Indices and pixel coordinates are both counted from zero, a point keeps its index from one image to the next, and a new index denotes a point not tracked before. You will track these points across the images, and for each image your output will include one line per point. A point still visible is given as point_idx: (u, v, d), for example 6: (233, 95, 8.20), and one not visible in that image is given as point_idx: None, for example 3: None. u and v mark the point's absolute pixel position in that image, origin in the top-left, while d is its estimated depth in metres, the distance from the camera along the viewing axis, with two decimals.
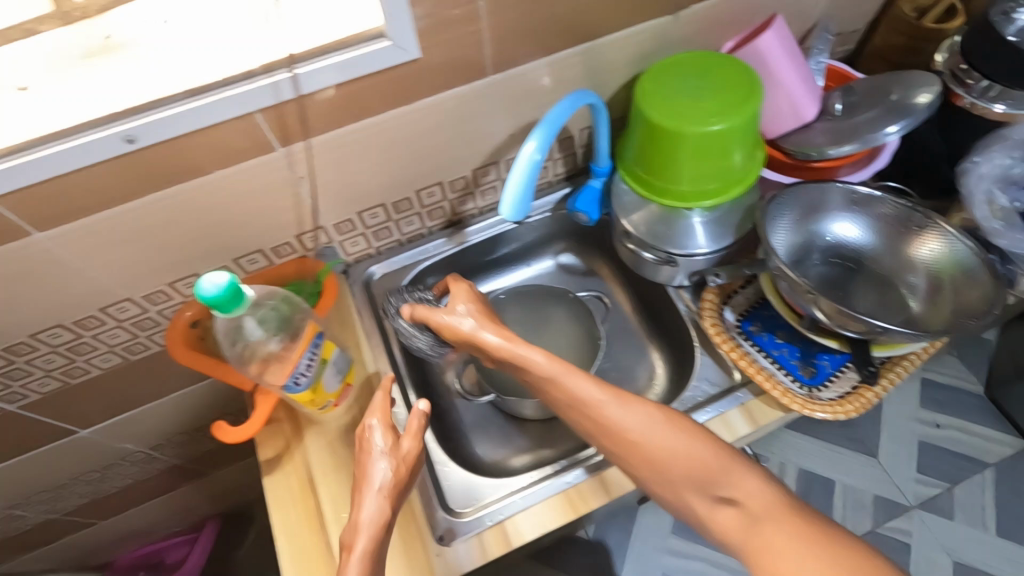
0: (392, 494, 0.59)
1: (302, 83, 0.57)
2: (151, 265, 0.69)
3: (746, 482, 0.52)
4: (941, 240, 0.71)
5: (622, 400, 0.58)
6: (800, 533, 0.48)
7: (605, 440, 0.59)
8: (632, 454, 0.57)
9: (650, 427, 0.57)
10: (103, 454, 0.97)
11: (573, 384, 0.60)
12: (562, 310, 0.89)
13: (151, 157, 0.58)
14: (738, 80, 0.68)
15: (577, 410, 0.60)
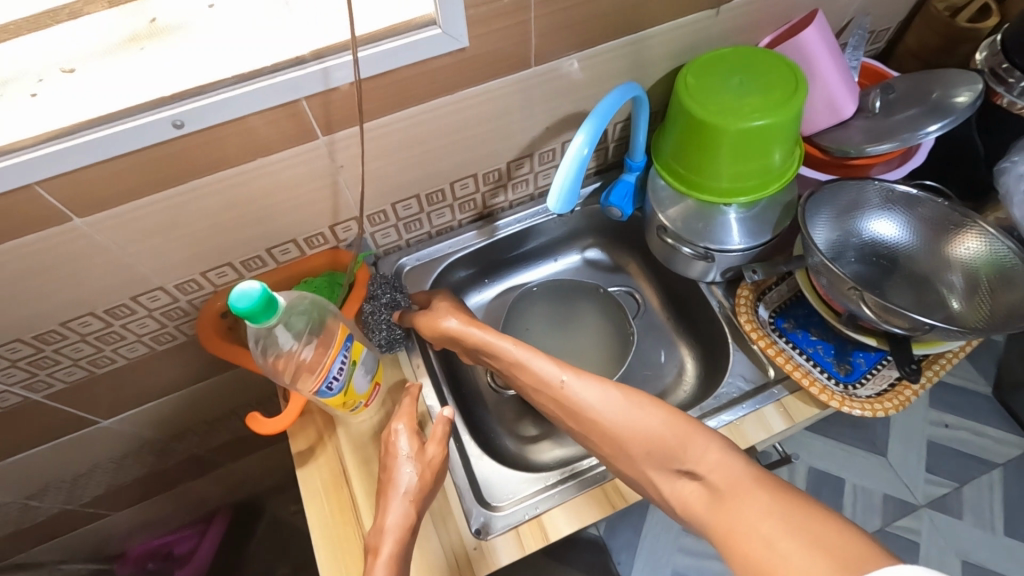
0: (415, 501, 0.62)
1: (365, 66, 0.56)
2: (187, 254, 0.68)
3: (710, 456, 0.52)
4: (981, 239, 0.70)
5: (586, 381, 0.61)
6: (776, 508, 0.45)
7: (572, 420, 0.61)
8: (598, 436, 0.59)
9: (611, 406, 0.58)
10: (124, 444, 0.96)
11: (537, 368, 0.63)
12: (593, 305, 0.89)
13: (194, 143, 0.57)
14: (781, 77, 0.68)
15: (543, 391, 0.63)
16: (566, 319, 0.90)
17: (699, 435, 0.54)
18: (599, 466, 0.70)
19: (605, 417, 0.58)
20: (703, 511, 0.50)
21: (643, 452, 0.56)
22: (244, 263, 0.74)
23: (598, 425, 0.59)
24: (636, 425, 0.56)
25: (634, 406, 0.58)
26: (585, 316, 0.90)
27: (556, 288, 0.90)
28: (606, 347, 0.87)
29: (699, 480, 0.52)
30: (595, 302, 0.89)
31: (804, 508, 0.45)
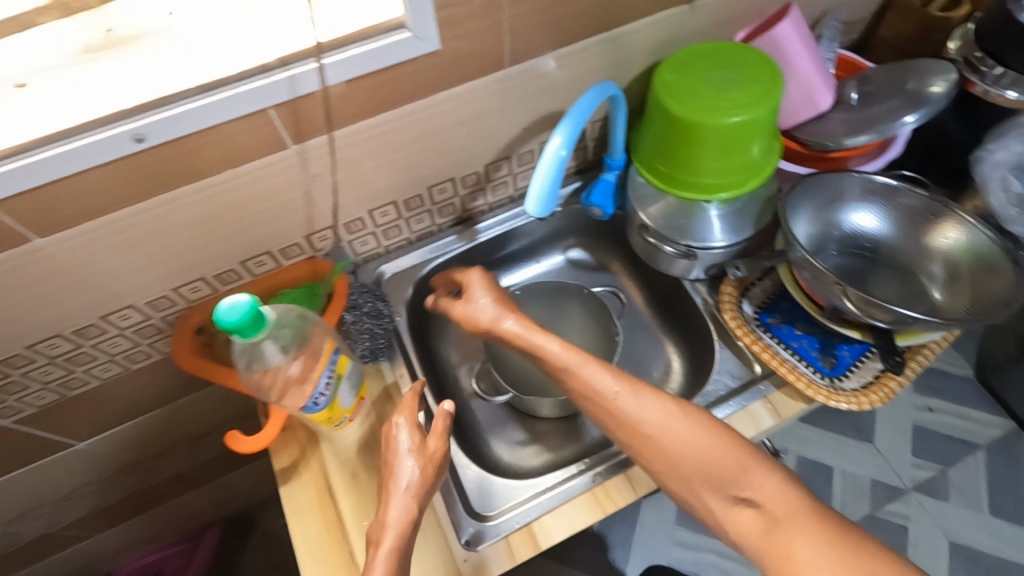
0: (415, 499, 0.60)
1: (329, 74, 0.55)
2: (158, 271, 0.66)
3: (767, 481, 0.53)
4: (961, 229, 0.71)
5: (638, 394, 0.59)
6: (833, 545, 0.48)
7: (620, 430, 0.59)
8: (650, 454, 0.57)
9: (668, 421, 0.57)
10: (103, 466, 0.93)
11: (588, 376, 0.61)
12: (578, 307, 0.87)
13: (158, 157, 0.55)
14: (758, 71, 0.67)
15: (594, 400, 0.60)
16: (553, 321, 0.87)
17: (758, 462, 0.54)
18: (589, 471, 0.69)
19: (661, 437, 0.57)
20: (759, 540, 0.51)
21: (697, 474, 0.55)
22: (218, 277, 0.71)
23: (653, 442, 0.57)
24: (693, 443, 0.56)
25: (692, 426, 0.57)
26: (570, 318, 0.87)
27: (542, 288, 0.89)
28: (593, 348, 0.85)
29: (755, 507, 0.53)
30: (579, 304, 0.87)
31: (865, 550, 0.48)
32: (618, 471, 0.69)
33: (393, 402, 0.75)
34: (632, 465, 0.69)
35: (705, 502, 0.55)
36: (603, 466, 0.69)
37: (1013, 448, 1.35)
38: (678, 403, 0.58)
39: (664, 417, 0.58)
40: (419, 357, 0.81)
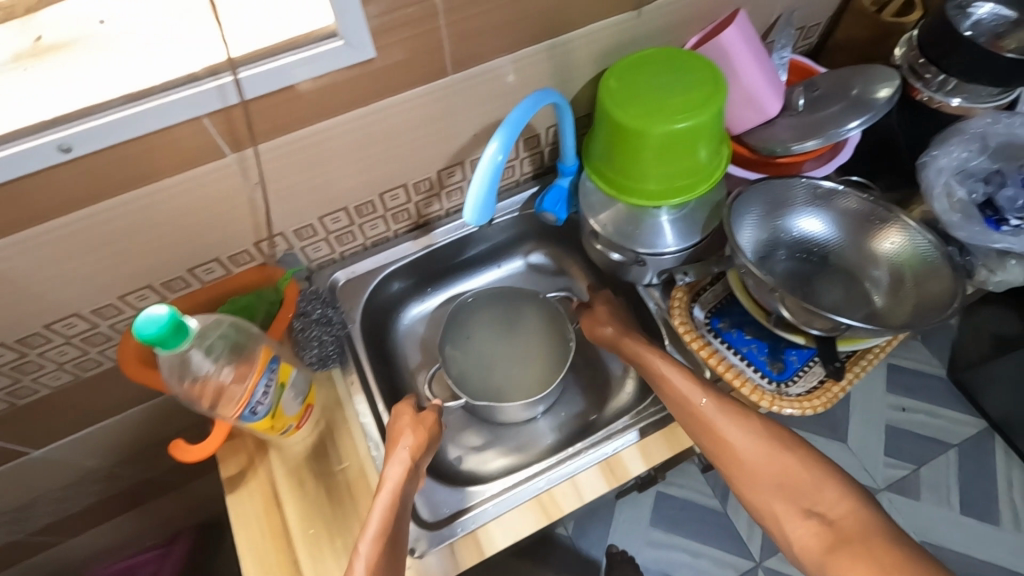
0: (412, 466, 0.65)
1: (246, 88, 0.54)
2: (101, 280, 0.65)
3: (840, 501, 0.59)
4: (903, 234, 0.72)
5: (722, 408, 0.64)
6: (876, 556, 0.54)
7: (700, 434, 0.64)
8: (727, 458, 0.63)
9: (756, 434, 0.63)
10: (62, 475, 0.91)
11: (681, 380, 0.67)
12: (535, 313, 0.89)
13: (90, 166, 0.54)
14: (701, 77, 0.67)
15: (677, 400, 0.66)
16: (509, 327, 0.89)
17: (827, 482, 0.60)
18: (535, 477, 0.69)
19: (759, 444, 0.62)
20: (822, 553, 0.56)
21: (776, 482, 0.61)
22: (166, 285, 0.71)
23: (749, 449, 0.62)
24: (786, 458, 0.61)
25: (778, 442, 0.62)
26: (527, 324, 0.89)
27: (495, 295, 0.89)
28: (548, 354, 0.87)
29: (824, 521, 0.58)
30: (536, 309, 0.89)
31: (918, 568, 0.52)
32: (564, 477, 0.69)
33: (343, 408, 0.75)
34: (578, 471, 0.69)
35: (770, 507, 0.60)
36: (551, 471, 0.69)
37: (984, 446, 1.36)
38: (758, 420, 0.64)
39: (756, 429, 0.63)
40: (373, 364, 0.81)
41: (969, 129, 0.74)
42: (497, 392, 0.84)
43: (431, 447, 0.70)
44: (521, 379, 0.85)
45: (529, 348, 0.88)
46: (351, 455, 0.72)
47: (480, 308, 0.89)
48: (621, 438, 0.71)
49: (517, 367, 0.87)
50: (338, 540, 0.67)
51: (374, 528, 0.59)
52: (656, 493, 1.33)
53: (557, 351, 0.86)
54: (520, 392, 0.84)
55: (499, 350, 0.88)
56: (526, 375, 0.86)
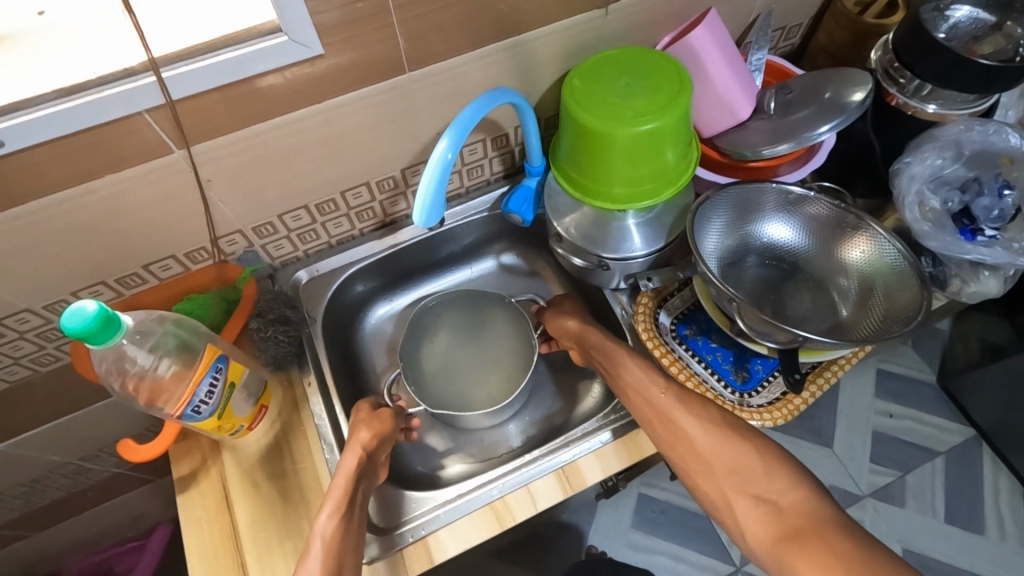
0: (366, 457, 0.64)
1: (169, 88, 0.53)
2: (50, 279, 0.64)
3: (790, 487, 0.55)
4: (871, 243, 0.71)
5: (684, 401, 0.63)
6: (827, 544, 0.50)
7: (656, 426, 0.63)
8: (682, 451, 0.60)
9: (708, 426, 0.60)
10: (29, 468, 0.88)
11: (640, 374, 0.66)
12: (502, 316, 0.87)
13: (27, 163, 0.52)
14: (666, 77, 0.65)
15: (635, 395, 0.65)
16: (477, 329, 0.88)
17: (775, 466, 0.57)
18: (490, 484, 0.68)
19: (707, 436, 0.60)
20: (773, 542, 0.53)
21: (729, 472, 0.57)
22: (120, 281, 0.69)
23: (699, 440, 0.60)
24: (737, 447, 0.58)
25: (731, 433, 0.60)
26: (496, 325, 0.87)
27: (460, 296, 0.87)
28: (515, 358, 0.85)
29: (774, 509, 0.55)
30: (504, 312, 0.87)
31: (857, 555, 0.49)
32: (518, 484, 0.68)
33: (300, 411, 0.75)
34: (533, 479, 0.68)
35: (723, 496, 0.57)
36: (505, 477, 0.69)
37: (972, 455, 1.29)
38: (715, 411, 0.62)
39: (709, 420, 0.61)
40: (334, 364, 0.80)
41: (942, 136, 0.72)
42: (460, 399, 0.83)
43: (390, 440, 0.69)
44: (486, 385, 0.84)
45: (495, 352, 0.86)
46: (305, 458, 0.71)
47: (447, 309, 0.88)
48: (579, 446, 0.70)
49: (483, 371, 0.85)
50: (287, 544, 0.66)
51: (329, 520, 0.58)
52: (637, 496, 1.27)
53: (522, 357, 0.84)
54: (485, 397, 0.83)
55: (466, 353, 0.86)
56: (491, 380, 0.84)
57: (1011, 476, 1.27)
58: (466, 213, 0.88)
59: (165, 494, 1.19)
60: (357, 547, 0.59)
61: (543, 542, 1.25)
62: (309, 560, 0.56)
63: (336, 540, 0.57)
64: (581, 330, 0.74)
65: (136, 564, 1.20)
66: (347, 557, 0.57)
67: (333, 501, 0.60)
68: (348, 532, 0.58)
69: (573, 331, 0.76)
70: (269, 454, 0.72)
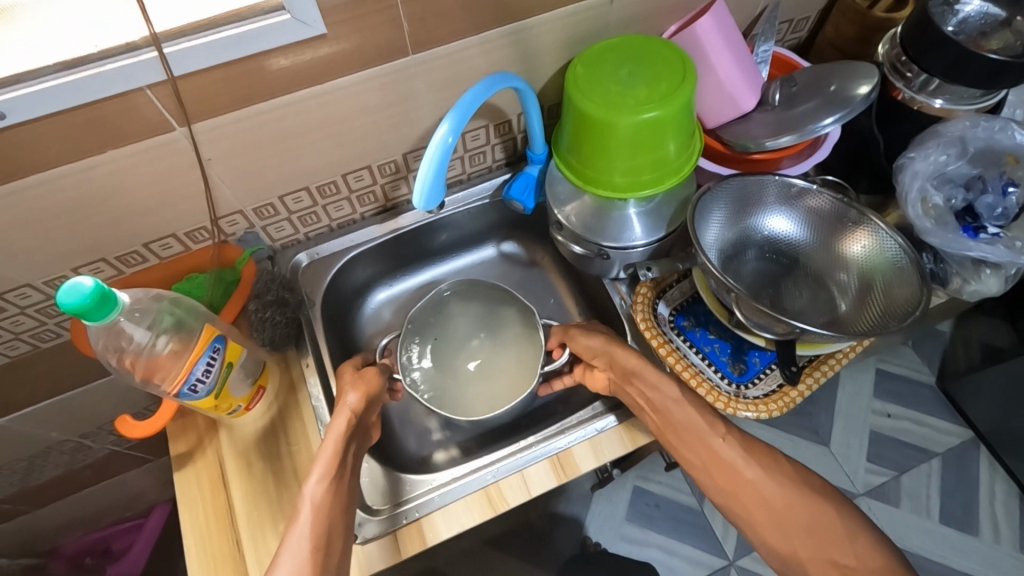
0: (355, 421, 0.64)
1: (172, 64, 0.52)
2: (49, 254, 0.64)
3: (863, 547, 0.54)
4: (873, 237, 0.71)
5: (749, 451, 0.60)
6: None
7: (705, 471, 0.60)
8: (748, 505, 0.57)
9: (773, 481, 0.58)
10: (27, 445, 0.89)
11: (696, 418, 0.62)
12: (517, 320, 0.85)
13: (28, 136, 0.52)
14: (670, 66, 0.65)
15: (691, 440, 0.61)
16: (488, 328, 0.87)
17: (851, 528, 0.55)
18: (483, 468, 0.69)
19: (772, 490, 0.57)
20: None
21: (802, 531, 0.55)
22: (120, 259, 0.70)
23: (766, 494, 0.57)
24: (807, 503, 0.56)
25: (796, 489, 0.57)
26: (508, 330, 0.86)
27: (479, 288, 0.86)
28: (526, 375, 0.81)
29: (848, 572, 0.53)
30: (519, 318, 0.85)
31: None
32: (511, 470, 0.68)
33: (297, 393, 0.75)
34: (527, 465, 0.69)
35: (796, 554, 0.55)
36: (499, 462, 0.69)
37: (969, 457, 1.29)
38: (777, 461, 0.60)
39: (773, 474, 0.58)
40: (331, 346, 0.80)
41: (946, 132, 0.72)
42: (453, 398, 0.82)
43: (377, 401, 0.69)
44: (485, 389, 0.83)
45: (500, 360, 0.85)
46: (301, 440, 0.72)
47: (462, 301, 0.87)
48: (574, 434, 0.70)
49: (485, 375, 0.84)
50: (281, 524, 0.67)
51: (320, 488, 0.58)
52: (631, 489, 1.28)
53: (527, 367, 0.81)
54: (477, 404, 0.81)
55: (471, 352, 0.86)
56: (492, 387, 0.83)
57: (1008, 479, 1.27)
58: (467, 200, 0.88)
59: (162, 474, 1.20)
60: (348, 500, 0.60)
61: (536, 531, 1.25)
62: (298, 521, 0.56)
63: (325, 506, 0.57)
64: (606, 347, 0.68)
65: (133, 543, 1.21)
66: (337, 518, 0.57)
67: (322, 465, 0.60)
68: (336, 497, 0.59)
69: (598, 351, 0.69)
70: (263, 435, 0.72)
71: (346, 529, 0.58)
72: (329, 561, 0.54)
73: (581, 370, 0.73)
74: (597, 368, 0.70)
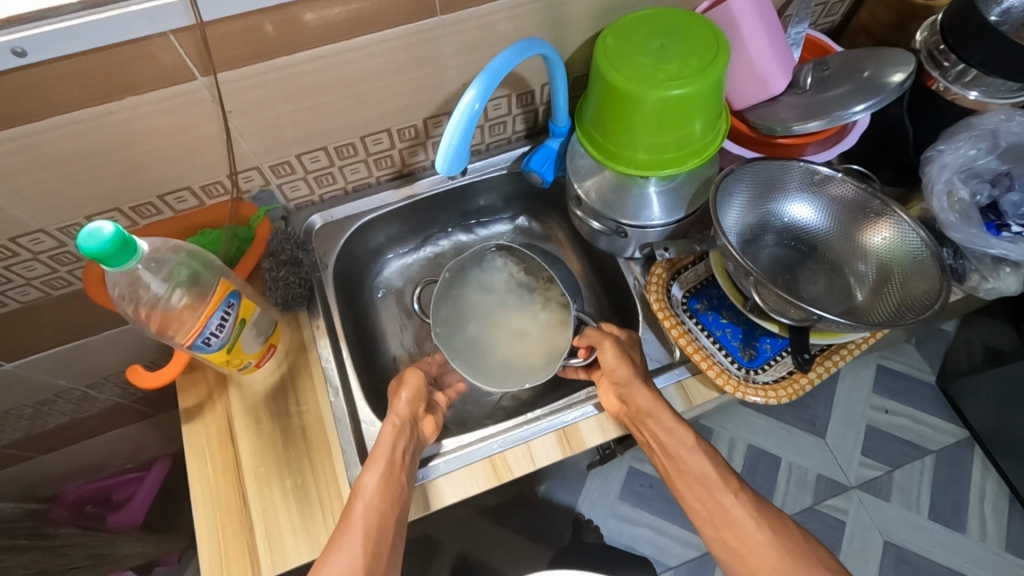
0: (404, 422, 0.65)
1: (201, 8, 0.51)
2: (64, 199, 0.63)
3: None
4: (895, 228, 0.70)
5: (758, 510, 0.60)
6: None
7: (707, 524, 0.61)
8: (755, 568, 0.58)
9: (781, 548, 0.58)
10: (34, 390, 0.88)
11: (711, 471, 0.62)
12: (549, 309, 0.83)
13: (46, 77, 0.51)
14: (705, 42, 0.63)
15: (701, 492, 0.62)
16: (520, 300, 0.85)
17: None
18: (489, 438, 0.69)
19: (780, 558, 0.57)
20: None
21: None
22: (135, 210, 0.69)
23: (774, 561, 0.57)
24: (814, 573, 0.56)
25: (804, 559, 0.57)
26: (534, 317, 0.83)
27: (530, 265, 0.86)
28: (546, 349, 0.78)
29: None
30: (553, 311, 0.83)
31: None
32: (518, 440, 0.69)
33: (307, 353, 0.75)
34: (533, 437, 0.69)
35: None
36: (505, 433, 0.70)
37: (962, 457, 1.30)
38: (787, 527, 0.60)
39: (782, 540, 0.58)
40: (342, 311, 0.81)
41: (979, 125, 0.71)
42: (470, 341, 0.80)
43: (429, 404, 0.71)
44: (498, 351, 0.79)
45: (518, 337, 0.81)
46: (310, 400, 0.72)
47: (506, 272, 0.86)
48: (580, 410, 0.71)
49: (503, 341, 0.81)
50: (288, 481, 0.68)
51: (374, 479, 0.59)
52: (628, 469, 1.29)
53: (549, 352, 0.78)
54: (481, 364, 0.77)
55: (502, 311, 0.84)
56: (505, 354, 0.79)
57: (999, 481, 1.28)
58: (485, 170, 0.87)
59: (163, 430, 1.20)
60: (402, 496, 0.60)
61: (532, 505, 1.26)
62: (353, 512, 0.58)
63: (376, 500, 0.58)
64: (629, 383, 0.66)
65: (134, 493, 1.23)
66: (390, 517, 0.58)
67: (378, 459, 0.61)
68: (388, 490, 0.60)
69: (620, 382, 0.66)
70: (271, 396, 0.73)
71: (398, 523, 0.59)
72: (378, 553, 0.56)
73: (599, 383, 0.70)
74: (612, 392, 0.68)
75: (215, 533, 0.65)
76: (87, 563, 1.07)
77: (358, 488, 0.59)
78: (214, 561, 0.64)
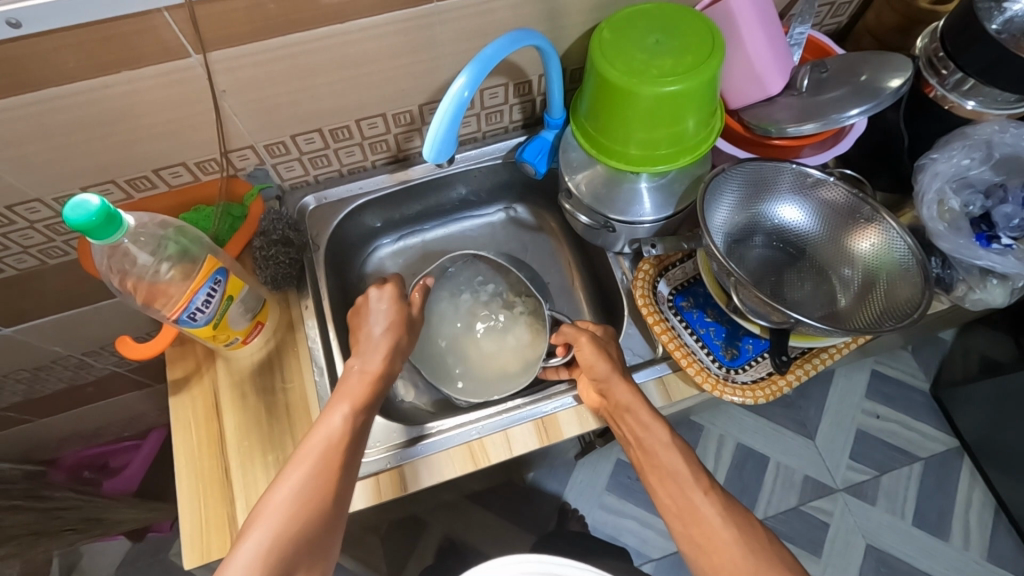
0: (395, 349, 0.69)
1: None
2: (61, 170, 0.64)
3: None
4: (883, 235, 0.70)
5: (727, 507, 0.61)
6: None
7: (675, 520, 0.62)
8: (719, 566, 0.58)
9: (747, 547, 0.59)
10: (32, 355, 0.90)
11: (683, 468, 0.63)
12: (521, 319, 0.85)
13: (41, 49, 0.52)
14: (701, 38, 0.63)
15: (673, 486, 0.63)
16: (493, 302, 0.87)
17: None
18: (469, 424, 0.71)
19: (743, 557, 0.58)
20: None
21: None
22: (130, 183, 0.70)
23: (737, 558, 0.58)
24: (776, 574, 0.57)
25: (769, 558, 0.58)
26: (501, 335, 0.84)
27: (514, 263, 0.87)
28: (518, 358, 0.81)
29: None
30: (522, 322, 0.84)
31: None
32: (496, 428, 0.70)
33: (294, 332, 0.77)
34: (511, 425, 0.70)
35: None
36: (485, 420, 0.71)
37: (950, 465, 1.30)
38: (753, 525, 0.61)
39: (748, 540, 0.59)
40: (332, 291, 0.82)
41: (973, 135, 0.71)
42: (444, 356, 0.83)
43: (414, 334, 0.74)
44: (472, 361, 0.82)
45: (487, 352, 0.83)
46: (295, 377, 0.74)
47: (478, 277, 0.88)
48: (560, 400, 0.72)
49: (476, 351, 0.83)
50: (270, 455, 0.69)
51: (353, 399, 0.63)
52: (615, 461, 1.29)
53: (523, 361, 0.81)
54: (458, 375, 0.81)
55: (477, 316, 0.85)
56: (478, 363, 0.82)
57: (986, 490, 1.28)
58: (479, 158, 0.87)
59: (160, 401, 1.21)
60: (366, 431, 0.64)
61: (521, 491, 1.28)
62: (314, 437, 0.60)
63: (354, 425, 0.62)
64: (608, 377, 0.66)
65: (129, 461, 1.25)
66: (356, 443, 0.62)
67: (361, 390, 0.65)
68: (362, 418, 0.63)
69: (597, 378, 0.67)
70: (259, 373, 0.74)
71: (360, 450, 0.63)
72: (334, 483, 0.58)
73: (580, 377, 0.71)
74: (592, 386, 0.68)
75: (197, 503, 0.67)
76: (80, 526, 1.11)
77: (333, 408, 0.62)
78: (195, 529, 0.65)
